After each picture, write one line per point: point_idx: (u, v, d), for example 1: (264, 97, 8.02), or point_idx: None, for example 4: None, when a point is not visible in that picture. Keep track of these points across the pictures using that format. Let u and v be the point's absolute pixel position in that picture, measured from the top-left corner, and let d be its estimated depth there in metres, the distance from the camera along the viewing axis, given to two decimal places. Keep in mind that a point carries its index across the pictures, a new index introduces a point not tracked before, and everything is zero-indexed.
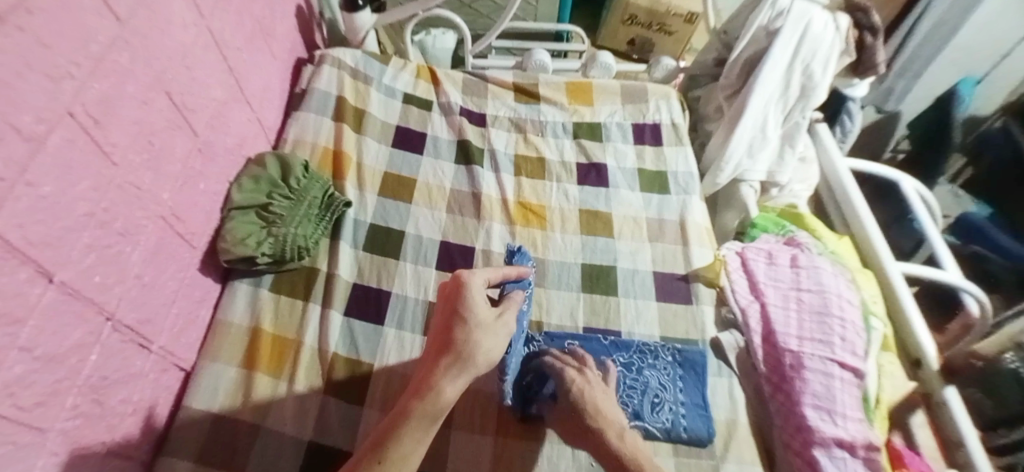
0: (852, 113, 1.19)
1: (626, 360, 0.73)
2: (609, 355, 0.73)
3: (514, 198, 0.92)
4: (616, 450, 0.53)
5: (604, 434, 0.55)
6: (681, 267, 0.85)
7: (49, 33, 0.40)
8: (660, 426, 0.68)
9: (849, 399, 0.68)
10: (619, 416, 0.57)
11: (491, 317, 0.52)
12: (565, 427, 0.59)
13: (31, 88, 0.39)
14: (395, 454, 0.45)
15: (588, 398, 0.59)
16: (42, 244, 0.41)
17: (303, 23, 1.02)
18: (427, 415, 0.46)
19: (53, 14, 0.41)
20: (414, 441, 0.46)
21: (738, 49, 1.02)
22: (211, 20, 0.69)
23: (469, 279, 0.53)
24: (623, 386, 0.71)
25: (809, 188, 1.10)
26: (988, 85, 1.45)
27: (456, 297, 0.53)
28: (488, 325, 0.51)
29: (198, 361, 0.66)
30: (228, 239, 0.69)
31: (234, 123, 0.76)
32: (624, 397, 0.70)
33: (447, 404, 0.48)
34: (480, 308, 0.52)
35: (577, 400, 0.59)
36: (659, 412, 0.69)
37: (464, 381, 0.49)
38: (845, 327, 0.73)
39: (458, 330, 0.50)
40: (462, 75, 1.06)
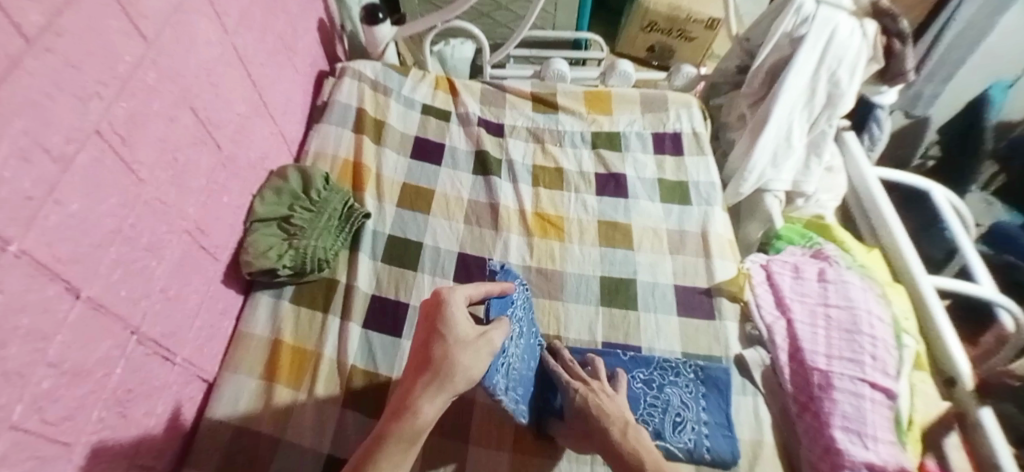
0: (881, 121, 1.15)
1: (645, 375, 0.71)
2: (629, 371, 0.72)
3: (532, 209, 0.91)
4: (619, 447, 0.57)
5: (609, 432, 0.58)
6: (703, 281, 0.83)
7: (79, 54, 0.42)
8: (682, 446, 0.67)
9: (880, 421, 0.65)
10: (622, 415, 0.60)
11: (473, 334, 0.51)
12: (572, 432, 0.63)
13: (60, 109, 0.40)
14: None
15: (591, 400, 0.61)
16: (70, 261, 0.42)
17: (325, 37, 1.04)
18: (403, 440, 0.47)
19: (83, 35, 0.42)
20: (394, 462, 0.47)
21: (761, 56, 1.00)
22: (235, 37, 0.71)
23: (449, 296, 0.52)
24: (644, 403, 0.70)
25: (836, 198, 1.06)
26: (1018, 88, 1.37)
27: (435, 315, 0.52)
28: (468, 342, 0.50)
29: (220, 372, 0.67)
30: (250, 251, 0.70)
31: (258, 136, 0.78)
32: (645, 415, 0.69)
33: (424, 424, 0.48)
34: (459, 326, 0.51)
35: (581, 406, 0.61)
36: (681, 431, 0.68)
37: (442, 402, 0.49)
38: (876, 345, 0.70)
39: (437, 348, 0.50)
40: (480, 85, 1.07)
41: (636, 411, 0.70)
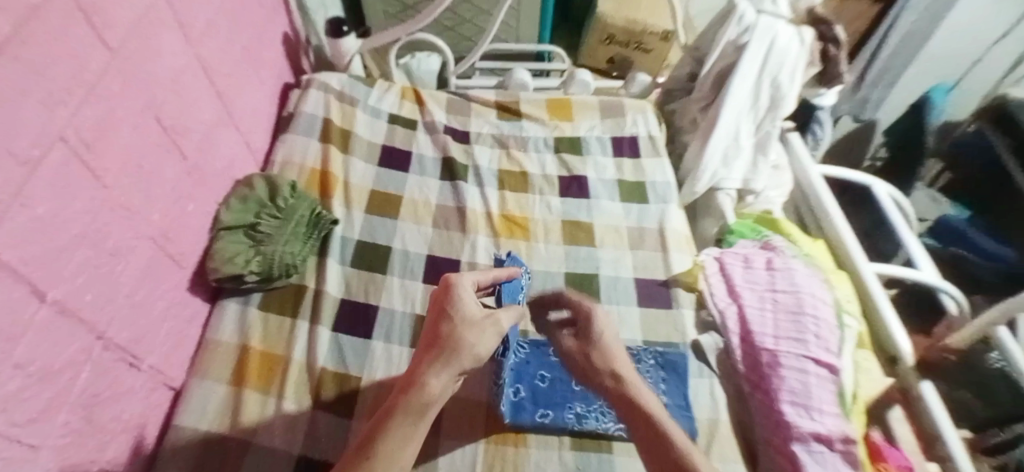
0: (822, 122, 1.24)
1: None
2: None
3: (498, 212, 0.94)
4: (623, 393, 0.52)
5: (625, 377, 0.53)
6: (661, 274, 0.88)
7: (44, 62, 0.43)
8: None
9: (825, 394, 0.70)
10: (630, 365, 0.55)
11: (479, 315, 0.54)
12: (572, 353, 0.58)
13: (27, 115, 0.41)
14: (384, 452, 0.44)
15: (605, 339, 0.57)
16: (37, 263, 0.43)
17: (290, 50, 1.06)
18: (412, 411, 0.46)
19: (49, 44, 0.43)
20: (401, 436, 0.45)
21: (709, 64, 1.06)
22: (200, 48, 0.72)
23: (457, 280, 0.57)
24: None
25: (783, 194, 1.13)
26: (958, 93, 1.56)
27: (444, 299, 0.56)
28: (475, 321, 0.53)
29: (188, 379, 0.67)
30: (217, 258, 0.71)
31: (223, 146, 0.79)
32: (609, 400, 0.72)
33: (432, 398, 0.47)
34: (468, 307, 0.54)
35: (600, 339, 0.57)
36: None
37: (449, 377, 0.49)
38: (819, 325, 0.76)
39: (446, 327, 0.52)
40: (446, 94, 1.11)
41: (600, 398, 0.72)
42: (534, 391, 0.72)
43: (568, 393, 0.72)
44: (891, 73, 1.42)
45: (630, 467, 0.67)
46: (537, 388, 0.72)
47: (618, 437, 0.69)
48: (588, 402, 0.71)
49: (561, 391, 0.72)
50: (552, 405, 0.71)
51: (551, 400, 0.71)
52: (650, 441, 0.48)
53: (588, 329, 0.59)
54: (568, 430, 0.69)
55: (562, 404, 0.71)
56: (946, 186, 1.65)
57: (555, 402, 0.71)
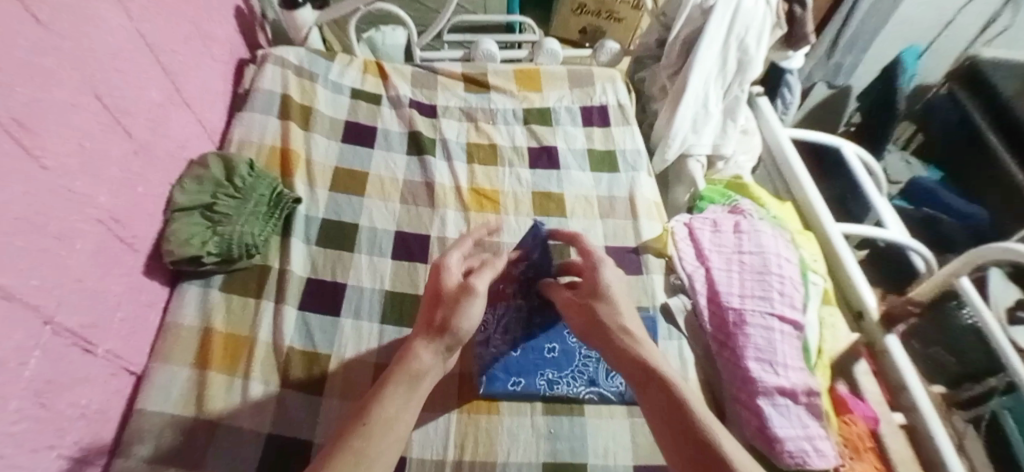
0: (791, 85, 1.25)
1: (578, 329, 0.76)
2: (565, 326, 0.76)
3: (468, 185, 0.93)
4: (630, 351, 0.54)
5: (629, 329, 0.57)
6: (631, 241, 0.89)
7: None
8: (615, 390, 0.71)
9: (788, 349, 0.71)
10: (634, 321, 0.58)
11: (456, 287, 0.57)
12: (576, 306, 0.63)
13: None
14: (380, 416, 0.46)
15: (612, 292, 0.60)
16: None
17: (244, 25, 1.02)
18: (405, 382, 0.49)
19: None
20: (399, 402, 0.48)
21: (676, 29, 1.05)
22: (143, 23, 0.69)
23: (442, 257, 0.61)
24: (578, 356, 0.74)
25: (752, 159, 1.14)
26: (932, 53, 1.55)
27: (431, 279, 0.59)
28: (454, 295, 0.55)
29: (149, 363, 0.66)
30: (172, 240, 0.68)
31: (175, 124, 0.76)
32: (580, 366, 0.73)
33: (424, 368, 0.51)
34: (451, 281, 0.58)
35: (604, 288, 0.61)
36: (614, 377, 0.72)
37: (435, 354, 0.52)
38: (783, 283, 0.77)
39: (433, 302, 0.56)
40: (411, 68, 1.08)
41: (571, 364, 0.73)
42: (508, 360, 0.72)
43: (540, 359, 0.73)
44: (865, 36, 1.40)
45: (600, 429, 0.68)
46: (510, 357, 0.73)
47: (589, 401, 0.70)
48: (560, 367, 0.72)
49: (534, 357, 0.73)
50: (524, 371, 0.71)
51: (523, 367, 0.72)
52: (647, 384, 0.51)
53: (596, 284, 0.61)
54: (540, 396, 0.70)
55: (534, 370, 0.72)
56: (918, 148, 1.71)
57: (527, 369, 0.72)
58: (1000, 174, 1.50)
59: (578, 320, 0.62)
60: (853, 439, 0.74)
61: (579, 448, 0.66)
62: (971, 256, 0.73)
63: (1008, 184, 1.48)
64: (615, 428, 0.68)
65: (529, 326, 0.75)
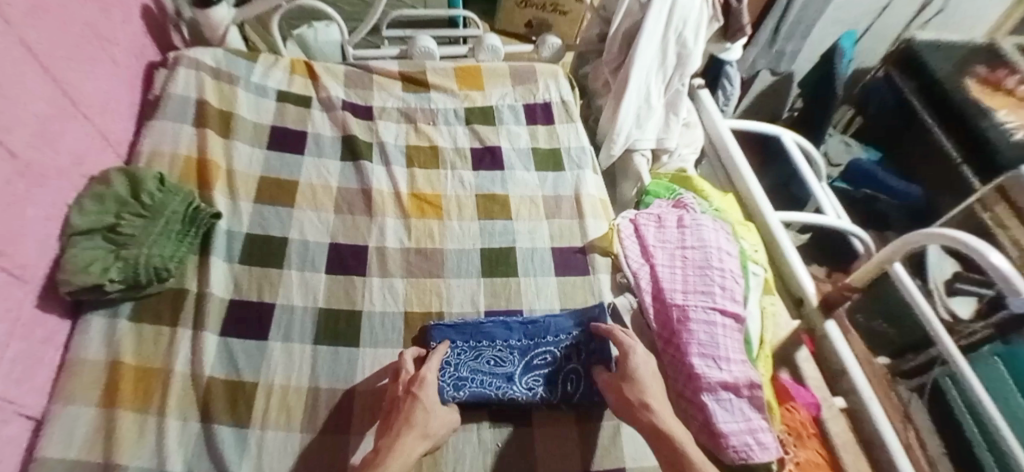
0: (731, 77, 1.27)
1: (548, 348, 0.73)
2: (518, 334, 0.74)
3: (408, 191, 0.89)
4: (658, 430, 0.57)
5: (653, 408, 0.59)
6: (590, 295, 0.81)
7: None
8: (567, 396, 0.69)
9: (731, 343, 0.71)
10: (660, 397, 0.61)
11: (434, 403, 0.60)
12: (614, 387, 0.64)
13: None
14: None
15: (641, 373, 0.62)
16: None
17: (152, 25, 0.93)
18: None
19: None
20: None
21: (617, 23, 1.04)
22: (24, 25, 0.61)
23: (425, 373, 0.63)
24: (534, 362, 0.72)
25: (695, 151, 1.15)
26: (870, 39, 1.60)
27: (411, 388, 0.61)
28: (431, 409, 0.59)
29: (49, 405, 0.59)
30: (66, 268, 0.61)
31: (68, 138, 0.68)
32: (534, 373, 0.71)
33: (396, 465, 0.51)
34: (428, 394, 0.60)
35: (633, 371, 0.62)
36: (566, 383, 0.70)
37: (422, 448, 0.55)
38: (724, 276, 0.76)
39: (413, 406, 0.59)
40: (344, 68, 1.02)
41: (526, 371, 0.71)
42: (466, 364, 0.70)
43: (506, 372, 0.70)
44: (802, 26, 1.42)
45: (549, 438, 0.67)
46: (468, 361, 0.70)
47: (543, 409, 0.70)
48: (529, 385, 0.69)
49: (492, 363, 0.71)
50: (491, 384, 0.68)
51: (483, 373, 0.70)
52: (672, 463, 0.54)
53: (625, 365, 0.63)
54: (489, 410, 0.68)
55: (502, 383, 0.69)
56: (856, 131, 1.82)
57: (494, 384, 0.69)
58: (938, 152, 1.58)
59: (614, 400, 0.63)
60: (796, 427, 0.75)
61: (528, 459, 0.65)
62: (906, 239, 0.75)
63: (945, 162, 1.56)
64: (563, 436, 0.68)
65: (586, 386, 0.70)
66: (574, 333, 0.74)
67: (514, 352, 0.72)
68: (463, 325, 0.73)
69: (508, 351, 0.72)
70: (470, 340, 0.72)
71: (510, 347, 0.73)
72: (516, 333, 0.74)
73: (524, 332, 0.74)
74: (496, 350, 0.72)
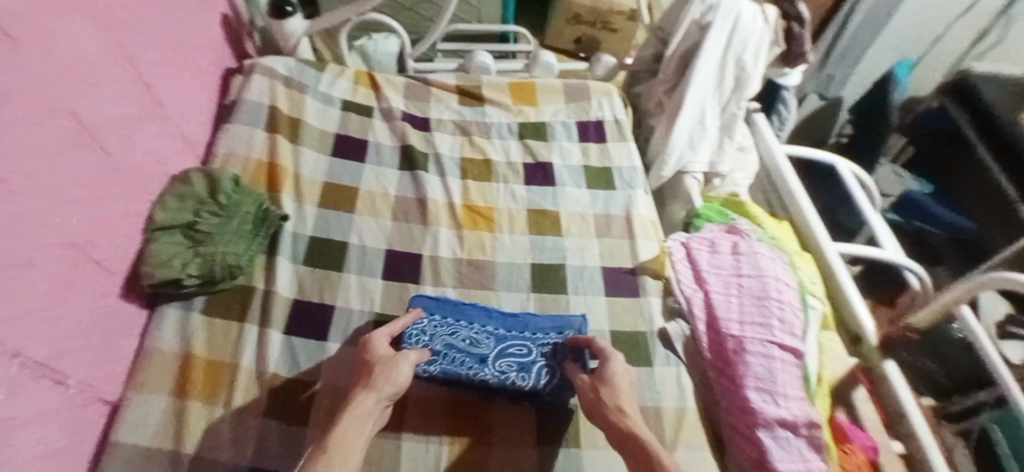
0: (787, 101, 1.24)
1: (523, 341, 0.73)
2: (494, 321, 0.75)
3: (461, 202, 0.91)
4: (626, 429, 0.56)
5: (626, 410, 0.58)
6: (640, 318, 0.80)
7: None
8: (534, 382, 0.68)
9: (789, 379, 0.69)
10: (631, 400, 0.60)
11: (391, 355, 0.62)
12: (587, 391, 0.63)
13: None
14: (339, 444, 0.50)
15: (615, 376, 0.62)
16: None
17: (230, 34, 0.99)
18: (354, 415, 0.53)
19: None
20: (349, 430, 0.52)
21: (674, 44, 1.05)
22: (121, 32, 0.65)
23: (373, 336, 0.64)
24: (508, 348, 0.72)
25: (749, 177, 1.12)
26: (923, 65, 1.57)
27: (366, 350, 0.62)
28: (388, 360, 0.60)
29: (125, 391, 0.62)
30: (150, 262, 0.65)
31: (153, 138, 0.72)
32: (505, 358, 0.71)
33: (365, 408, 0.55)
34: (382, 351, 0.62)
35: (610, 374, 0.62)
36: (533, 370, 0.70)
37: (376, 400, 0.56)
38: (783, 309, 0.75)
39: (368, 364, 0.60)
40: (404, 79, 1.06)
41: (498, 355, 0.71)
42: (440, 337, 0.70)
43: (480, 354, 0.70)
44: (855, 50, 1.44)
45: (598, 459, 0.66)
46: (443, 335, 0.71)
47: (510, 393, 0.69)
48: (502, 369, 0.69)
49: (468, 342, 0.71)
50: (463, 363, 0.69)
51: (456, 350, 0.70)
52: (641, 462, 0.53)
53: (603, 368, 0.64)
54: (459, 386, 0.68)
55: (474, 364, 0.69)
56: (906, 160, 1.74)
57: (467, 364, 0.69)
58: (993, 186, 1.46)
59: (585, 403, 0.63)
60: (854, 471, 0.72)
61: None
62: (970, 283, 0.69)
63: (1001, 198, 1.45)
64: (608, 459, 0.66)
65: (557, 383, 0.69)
66: (551, 334, 0.75)
67: (491, 337, 0.73)
68: (444, 302, 0.75)
69: (484, 334, 0.73)
70: (448, 316, 0.74)
71: (487, 332, 0.73)
72: (495, 321, 0.75)
73: (503, 323, 0.75)
74: (473, 330, 0.73)
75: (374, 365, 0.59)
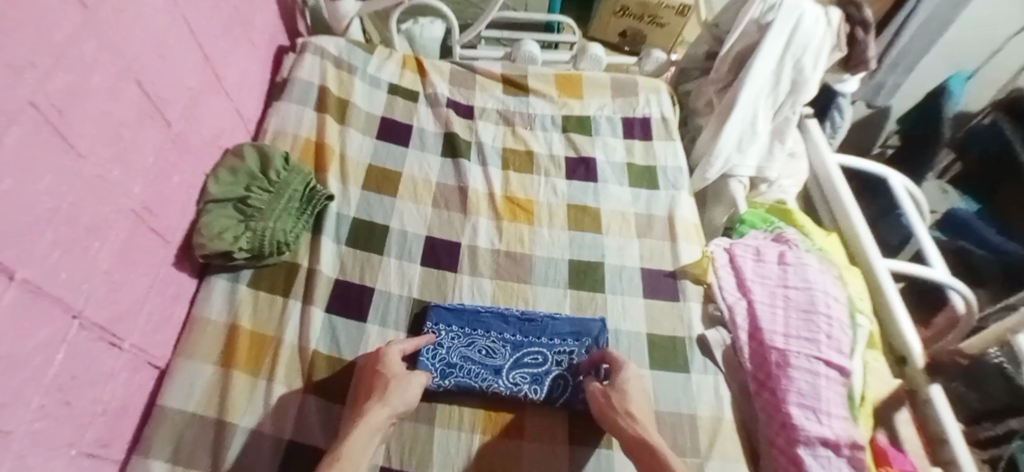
0: (843, 108, 1.19)
1: (539, 349, 0.73)
2: (510, 329, 0.74)
3: (502, 193, 0.90)
4: (641, 436, 0.58)
5: (637, 417, 0.60)
6: (679, 323, 0.78)
7: (15, 22, 0.38)
8: (549, 394, 0.68)
9: (834, 397, 0.67)
10: (643, 409, 0.62)
11: (403, 371, 0.63)
12: (597, 394, 0.65)
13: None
14: (351, 457, 0.53)
15: (629, 383, 0.64)
16: (9, 240, 0.39)
17: (284, 12, 0.99)
18: (365, 431, 0.55)
19: (23, 4, 0.38)
20: (362, 444, 0.54)
21: (729, 43, 1.00)
22: (186, 7, 0.66)
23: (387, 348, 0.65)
24: (523, 358, 0.72)
25: (797, 184, 1.08)
26: (978, 80, 1.44)
27: (377, 362, 0.63)
28: (399, 376, 0.62)
29: (173, 358, 0.64)
30: (203, 233, 0.66)
31: (211, 113, 0.74)
32: (520, 368, 0.70)
33: (376, 424, 0.56)
34: (394, 365, 0.63)
35: (624, 382, 0.64)
36: (548, 382, 0.69)
37: (385, 417, 0.57)
38: (831, 325, 0.73)
39: (380, 376, 0.61)
40: (450, 65, 1.05)
41: (513, 365, 0.71)
42: (457, 349, 0.71)
43: (495, 365, 0.70)
44: (908, 58, 1.34)
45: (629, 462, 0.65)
46: (459, 347, 0.71)
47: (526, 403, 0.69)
48: (516, 381, 0.69)
49: (484, 352, 0.71)
50: (478, 375, 0.68)
51: (472, 362, 0.70)
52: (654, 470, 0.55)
53: (616, 374, 0.65)
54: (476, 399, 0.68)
55: (488, 375, 0.69)
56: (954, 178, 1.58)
57: (481, 375, 0.68)
58: None
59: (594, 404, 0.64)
60: None
61: None
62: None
63: None
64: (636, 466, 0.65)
65: (570, 397, 0.69)
66: (568, 340, 0.74)
67: (507, 345, 0.73)
68: (461, 311, 0.74)
69: (501, 343, 0.73)
70: (465, 326, 0.73)
71: (503, 340, 0.73)
72: (511, 327, 0.74)
73: (520, 328, 0.74)
74: (488, 339, 0.73)
75: (386, 381, 0.61)
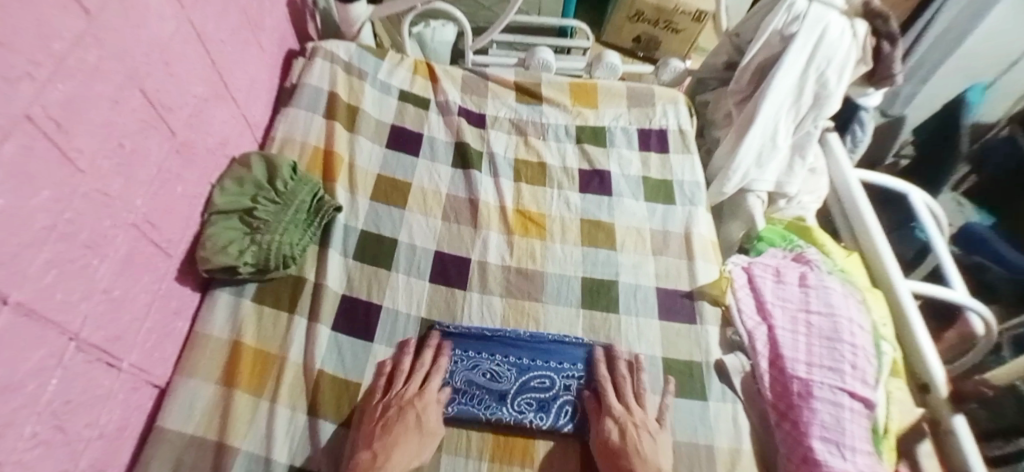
0: (864, 122, 1.15)
1: (546, 373, 0.70)
2: (514, 352, 0.71)
3: (513, 206, 0.88)
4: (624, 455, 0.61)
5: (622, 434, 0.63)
6: (695, 347, 0.76)
7: (13, 32, 0.35)
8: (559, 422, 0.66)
9: (858, 431, 0.64)
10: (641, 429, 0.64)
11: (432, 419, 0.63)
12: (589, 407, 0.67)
13: None
14: None
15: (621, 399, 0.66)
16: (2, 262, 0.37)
17: (294, 14, 0.97)
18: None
19: (19, 11, 0.36)
20: None
21: (750, 54, 0.96)
22: (193, 12, 0.64)
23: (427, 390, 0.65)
24: (529, 384, 0.69)
25: (818, 200, 1.06)
26: (995, 92, 1.40)
27: (413, 401, 0.63)
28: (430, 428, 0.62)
29: (174, 376, 0.62)
30: (207, 246, 0.64)
31: (218, 121, 0.72)
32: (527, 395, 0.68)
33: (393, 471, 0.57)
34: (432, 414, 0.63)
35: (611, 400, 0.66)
36: (559, 411, 0.67)
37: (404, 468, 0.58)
38: (856, 354, 0.69)
39: (413, 416, 0.62)
40: (461, 71, 1.01)
41: (518, 392, 0.68)
42: (460, 373, 0.68)
43: (500, 390, 0.68)
44: (928, 67, 1.30)
45: None
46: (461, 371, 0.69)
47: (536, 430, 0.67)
48: (521, 408, 0.66)
49: (488, 376, 0.69)
50: (480, 402, 0.66)
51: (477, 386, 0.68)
52: None
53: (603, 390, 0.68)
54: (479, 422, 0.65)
55: (493, 402, 0.66)
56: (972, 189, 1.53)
57: (486, 403, 0.66)
58: None
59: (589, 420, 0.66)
60: None
61: None
62: None
63: None
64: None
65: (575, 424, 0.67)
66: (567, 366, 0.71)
67: (512, 369, 0.70)
68: (467, 335, 0.71)
69: (506, 366, 0.70)
70: (468, 348, 0.70)
71: (509, 362, 0.70)
72: (517, 350, 0.71)
73: (526, 349, 0.71)
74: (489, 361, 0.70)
75: (422, 425, 0.61)
